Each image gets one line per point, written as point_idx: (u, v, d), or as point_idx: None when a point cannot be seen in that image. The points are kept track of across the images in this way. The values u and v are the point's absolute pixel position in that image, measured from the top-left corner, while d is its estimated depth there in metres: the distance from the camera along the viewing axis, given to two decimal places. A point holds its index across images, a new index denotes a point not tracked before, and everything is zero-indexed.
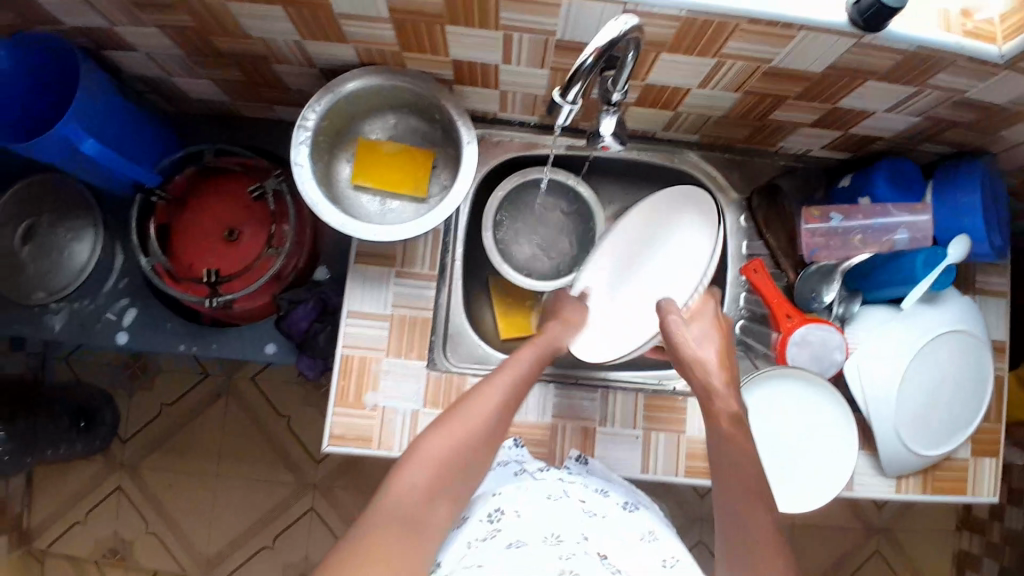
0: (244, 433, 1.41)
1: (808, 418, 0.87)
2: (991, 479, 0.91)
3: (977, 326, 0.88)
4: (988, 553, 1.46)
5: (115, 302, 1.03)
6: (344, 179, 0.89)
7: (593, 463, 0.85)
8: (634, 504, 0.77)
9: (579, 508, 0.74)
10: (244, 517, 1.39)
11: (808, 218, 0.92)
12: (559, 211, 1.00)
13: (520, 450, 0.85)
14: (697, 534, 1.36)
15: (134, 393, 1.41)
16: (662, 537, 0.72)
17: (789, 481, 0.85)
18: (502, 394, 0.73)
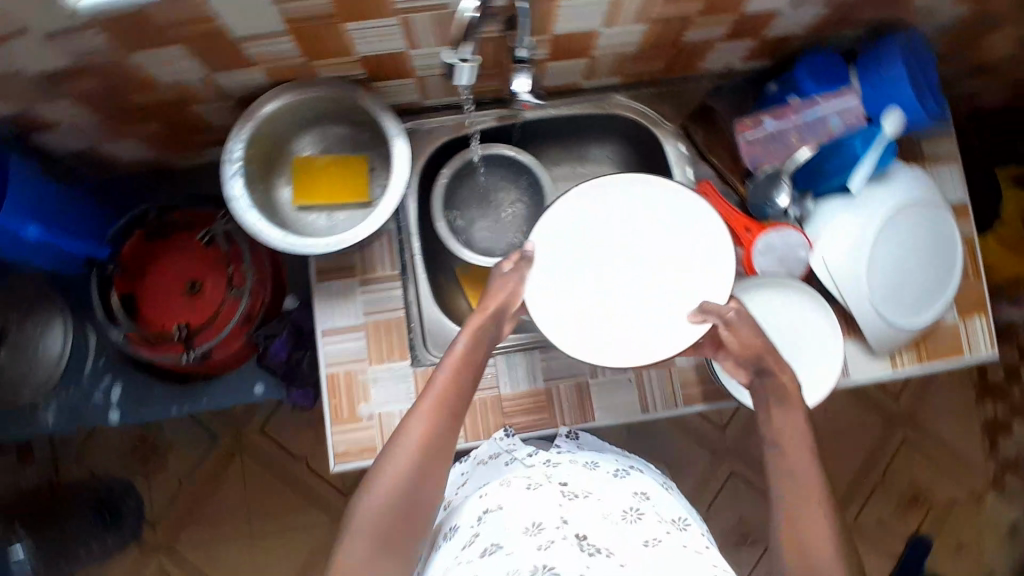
0: (266, 484, 1.41)
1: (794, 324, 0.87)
2: (984, 336, 0.92)
3: (930, 192, 0.89)
4: (1014, 416, 1.49)
5: (100, 380, 1.02)
6: (287, 202, 0.89)
7: (583, 436, 0.86)
8: (625, 469, 0.80)
9: (560, 491, 0.71)
10: (286, 565, 1.39)
11: (742, 128, 0.91)
12: (507, 184, 1.00)
13: (513, 439, 0.85)
14: (729, 468, 1.37)
15: (149, 475, 1.41)
16: (656, 497, 0.76)
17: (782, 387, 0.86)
18: (434, 417, 0.71)
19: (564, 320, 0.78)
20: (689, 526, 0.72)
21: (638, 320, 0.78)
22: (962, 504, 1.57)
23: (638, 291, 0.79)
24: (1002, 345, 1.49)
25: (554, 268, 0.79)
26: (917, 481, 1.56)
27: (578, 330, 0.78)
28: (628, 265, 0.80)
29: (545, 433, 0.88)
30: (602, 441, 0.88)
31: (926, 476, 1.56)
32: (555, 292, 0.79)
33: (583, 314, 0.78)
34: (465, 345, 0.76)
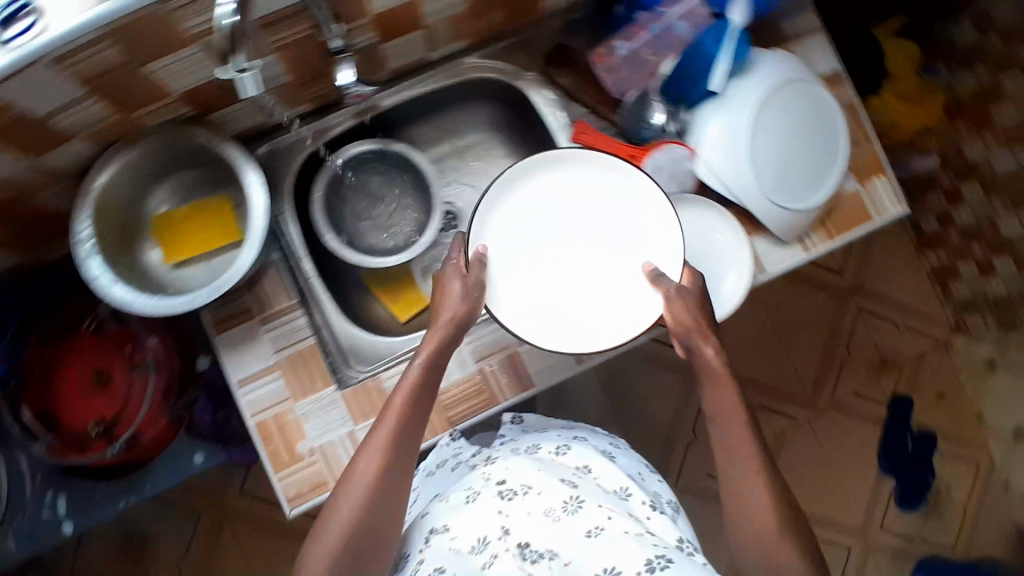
0: (263, 539, 1.39)
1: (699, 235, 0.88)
2: (889, 194, 0.92)
3: (802, 69, 0.86)
4: (957, 258, 1.52)
5: (44, 498, 0.97)
6: (159, 264, 0.85)
7: (526, 418, 0.97)
8: (564, 445, 0.87)
9: (498, 493, 0.74)
10: None
11: (598, 60, 0.88)
12: (387, 178, 0.95)
13: (459, 443, 0.88)
14: None
15: (145, 567, 1.38)
16: (596, 468, 0.83)
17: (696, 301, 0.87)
18: (384, 454, 0.68)
19: (535, 312, 0.80)
20: (630, 497, 0.80)
21: (608, 308, 0.80)
22: (929, 353, 1.62)
23: (608, 278, 0.80)
24: (929, 195, 1.51)
25: (522, 260, 0.81)
26: (881, 343, 1.61)
27: (547, 322, 0.79)
28: (596, 250, 0.81)
29: (493, 410, 0.88)
30: (547, 418, 0.98)
31: (889, 337, 1.61)
32: (522, 289, 0.80)
33: (552, 306, 0.80)
34: (424, 356, 0.74)
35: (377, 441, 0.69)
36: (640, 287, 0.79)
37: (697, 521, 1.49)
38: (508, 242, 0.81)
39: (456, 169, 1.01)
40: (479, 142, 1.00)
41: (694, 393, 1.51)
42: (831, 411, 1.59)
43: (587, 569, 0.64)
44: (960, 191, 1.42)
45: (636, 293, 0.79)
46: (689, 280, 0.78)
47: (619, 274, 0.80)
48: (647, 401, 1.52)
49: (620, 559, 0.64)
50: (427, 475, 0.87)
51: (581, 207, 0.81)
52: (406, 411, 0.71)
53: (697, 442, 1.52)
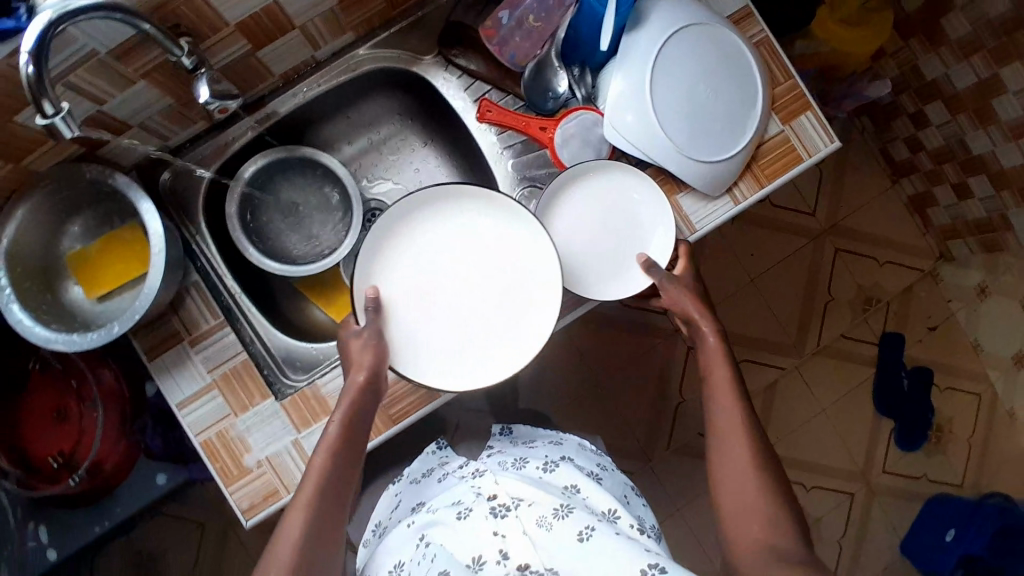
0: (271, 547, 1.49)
1: (608, 205, 0.84)
2: (817, 130, 0.87)
3: (701, 10, 0.82)
4: (932, 184, 1.46)
5: (28, 528, 0.99)
6: (84, 299, 0.86)
7: (515, 429, 0.97)
8: (552, 462, 0.85)
9: (490, 508, 0.74)
10: None
11: (486, 34, 0.85)
12: (300, 183, 0.95)
13: (444, 451, 0.93)
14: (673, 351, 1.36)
15: None
16: (585, 489, 0.81)
17: (594, 282, 0.83)
18: (308, 519, 0.67)
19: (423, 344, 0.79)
20: (618, 520, 0.77)
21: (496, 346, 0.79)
22: (916, 285, 1.57)
23: (499, 308, 0.80)
24: (895, 120, 1.44)
25: (412, 297, 0.80)
26: (864, 282, 1.56)
27: (432, 353, 0.78)
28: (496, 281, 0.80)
29: (432, 406, 0.85)
30: (535, 428, 0.98)
31: (873, 274, 1.56)
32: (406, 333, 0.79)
33: (436, 348, 0.79)
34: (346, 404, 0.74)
35: (301, 505, 0.68)
36: (527, 322, 0.79)
37: (694, 481, 1.49)
38: (408, 263, 0.80)
39: (375, 165, 1.01)
40: (395, 133, 1.00)
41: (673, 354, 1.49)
42: (818, 357, 1.55)
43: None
44: (925, 112, 1.35)
45: (524, 337, 0.79)
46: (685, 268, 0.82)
47: (492, 311, 0.80)
48: (629, 369, 1.50)
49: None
50: (413, 481, 0.90)
51: (462, 241, 0.81)
52: (332, 474, 0.71)
53: (685, 404, 1.50)
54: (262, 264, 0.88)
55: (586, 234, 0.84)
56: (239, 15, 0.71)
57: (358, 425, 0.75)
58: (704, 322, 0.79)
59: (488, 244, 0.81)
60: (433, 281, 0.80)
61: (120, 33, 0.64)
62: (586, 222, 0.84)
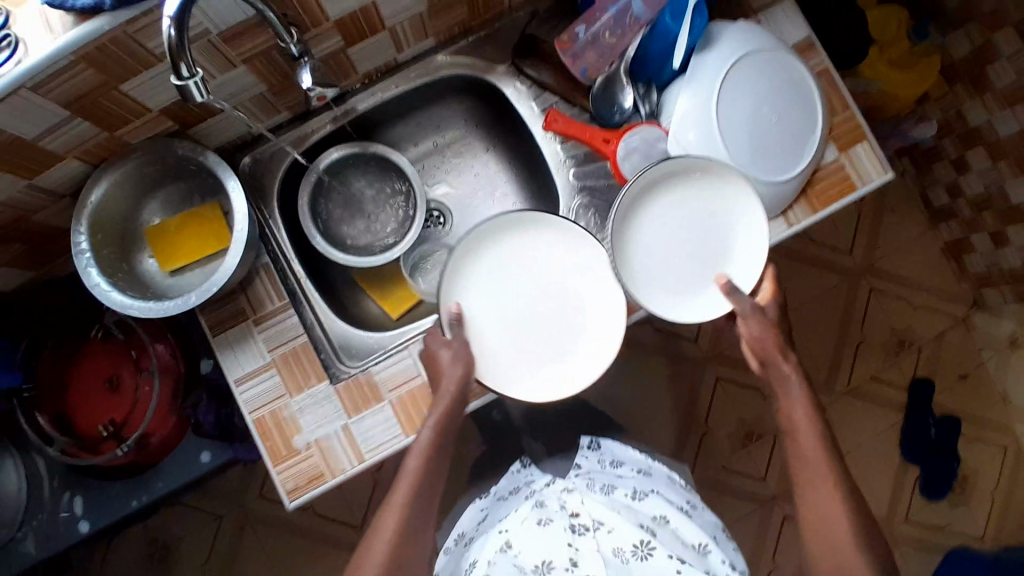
0: (287, 545, 1.49)
1: (696, 217, 0.80)
2: (872, 160, 0.90)
3: (768, 38, 0.86)
4: (970, 231, 1.48)
5: (61, 499, 0.99)
6: (156, 272, 0.90)
7: (604, 444, 1.02)
8: (642, 491, 0.89)
9: (570, 526, 0.81)
10: None
11: (561, 46, 0.89)
12: (368, 178, 0.99)
13: (528, 469, 1.01)
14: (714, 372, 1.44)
15: None
16: (674, 520, 0.85)
17: (661, 293, 0.79)
18: (402, 511, 0.75)
19: (496, 357, 0.77)
20: (708, 555, 0.81)
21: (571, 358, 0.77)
22: (950, 332, 1.57)
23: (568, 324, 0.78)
24: (936, 166, 1.47)
25: (500, 308, 0.78)
26: (897, 324, 1.56)
27: (523, 367, 0.77)
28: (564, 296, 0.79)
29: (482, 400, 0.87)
30: (625, 446, 1.03)
31: (906, 317, 1.56)
32: (500, 342, 0.78)
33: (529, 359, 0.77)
34: (439, 413, 0.78)
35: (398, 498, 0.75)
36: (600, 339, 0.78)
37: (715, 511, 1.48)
38: (496, 273, 0.78)
39: (438, 167, 1.05)
40: (460, 137, 1.04)
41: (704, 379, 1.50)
42: (847, 394, 1.55)
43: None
44: (967, 160, 1.38)
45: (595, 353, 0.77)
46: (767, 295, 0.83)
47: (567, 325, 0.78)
48: (657, 391, 1.50)
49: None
50: (500, 497, 0.97)
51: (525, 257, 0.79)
52: (422, 472, 0.77)
53: (711, 434, 1.50)
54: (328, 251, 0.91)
55: (666, 241, 0.80)
56: (341, 12, 0.76)
57: (446, 433, 0.78)
58: (785, 358, 0.80)
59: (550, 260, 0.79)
60: (505, 293, 0.78)
61: (237, 15, 0.69)
62: (670, 229, 0.80)
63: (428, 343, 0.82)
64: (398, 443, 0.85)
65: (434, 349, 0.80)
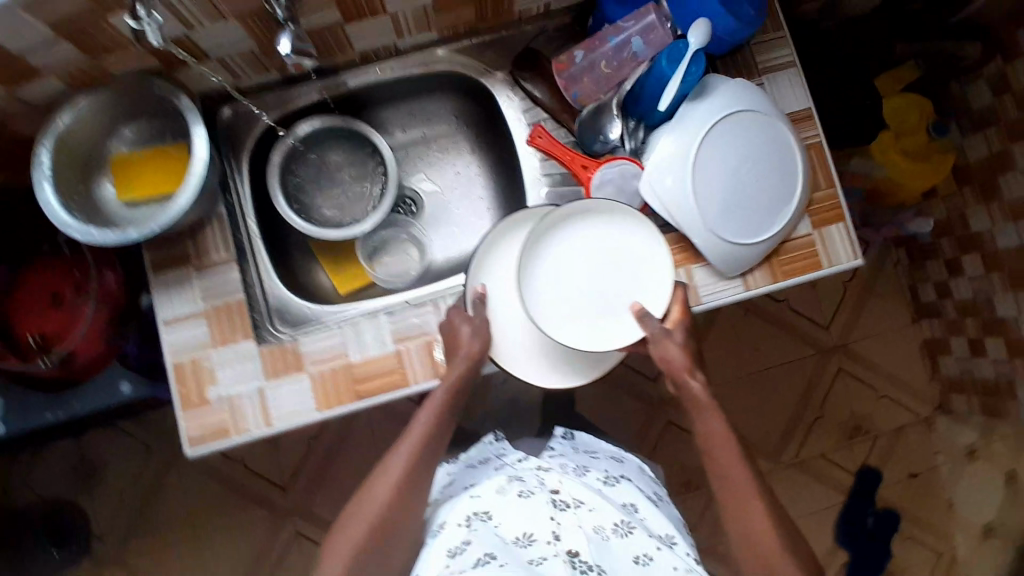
0: (213, 491, 1.50)
1: (604, 251, 0.80)
2: (843, 243, 0.88)
3: (764, 102, 0.84)
4: (950, 332, 1.45)
5: None
6: (112, 199, 0.90)
7: (576, 437, 1.03)
8: (614, 478, 0.93)
9: (552, 501, 0.81)
10: (230, 568, 1.49)
11: (558, 67, 0.89)
12: (345, 153, 0.98)
13: (500, 443, 0.99)
14: (666, 416, 1.49)
15: (93, 493, 1.50)
16: (643, 510, 0.88)
17: (572, 328, 0.79)
18: (408, 464, 0.83)
19: (502, 336, 0.86)
20: (675, 546, 0.84)
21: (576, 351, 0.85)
22: (908, 427, 1.55)
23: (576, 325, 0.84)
24: (930, 263, 1.44)
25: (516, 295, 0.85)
26: (856, 408, 1.54)
27: (528, 350, 0.85)
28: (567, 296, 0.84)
29: (401, 395, 0.87)
30: (595, 440, 1.04)
31: (868, 404, 1.54)
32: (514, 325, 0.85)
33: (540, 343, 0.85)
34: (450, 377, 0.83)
35: (403, 451, 0.84)
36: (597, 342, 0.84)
37: None
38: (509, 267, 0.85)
39: (421, 158, 1.04)
40: (448, 133, 1.03)
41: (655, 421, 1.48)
42: (791, 467, 1.53)
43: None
44: (960, 262, 1.35)
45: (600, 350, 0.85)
46: (676, 319, 0.83)
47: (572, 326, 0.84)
48: (607, 422, 1.49)
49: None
50: (470, 466, 0.96)
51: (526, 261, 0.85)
52: (432, 432, 0.85)
53: None
54: (285, 216, 0.90)
55: (574, 276, 0.80)
56: None
57: (452, 400, 0.85)
58: (694, 378, 0.85)
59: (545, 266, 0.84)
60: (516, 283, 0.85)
61: None
62: (578, 264, 0.80)
63: (446, 320, 0.86)
64: (308, 416, 0.85)
65: (455, 324, 0.84)
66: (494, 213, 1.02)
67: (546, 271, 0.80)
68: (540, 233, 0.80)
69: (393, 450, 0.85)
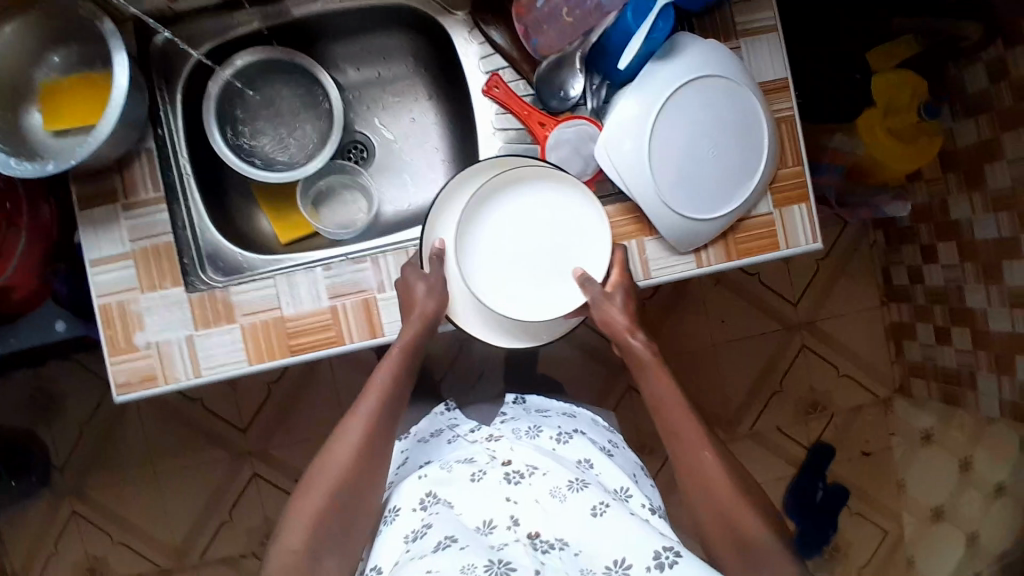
0: (167, 428, 1.39)
1: (546, 218, 0.82)
2: (804, 225, 0.84)
3: (733, 66, 0.79)
4: (918, 318, 1.43)
5: None
6: (38, 127, 0.83)
7: (529, 399, 1.01)
8: (566, 433, 0.89)
9: (505, 476, 0.80)
10: (195, 499, 1.40)
11: (518, 11, 0.82)
12: (291, 92, 0.93)
13: (451, 413, 0.99)
14: (626, 383, 1.42)
15: (51, 421, 1.39)
16: (598, 465, 0.85)
17: (513, 292, 0.82)
18: (372, 417, 0.79)
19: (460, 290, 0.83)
20: (629, 498, 0.81)
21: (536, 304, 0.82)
22: (866, 408, 1.55)
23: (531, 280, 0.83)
24: (906, 247, 1.41)
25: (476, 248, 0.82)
26: (818, 387, 1.53)
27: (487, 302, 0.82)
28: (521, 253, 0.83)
29: (336, 352, 0.84)
30: (548, 400, 1.02)
31: (829, 382, 1.53)
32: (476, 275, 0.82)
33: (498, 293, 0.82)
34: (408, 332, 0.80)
35: (365, 408, 0.80)
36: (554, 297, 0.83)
37: None
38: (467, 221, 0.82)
39: (374, 101, 0.98)
40: (404, 76, 0.97)
41: (629, 378, 1.41)
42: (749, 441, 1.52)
43: (598, 560, 0.70)
44: (937, 249, 1.31)
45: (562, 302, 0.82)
46: (616, 281, 0.81)
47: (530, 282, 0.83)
48: (581, 383, 1.41)
49: (631, 553, 0.69)
50: (421, 440, 0.93)
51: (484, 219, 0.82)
52: (391, 388, 0.81)
53: None
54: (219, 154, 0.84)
55: (517, 242, 0.82)
56: None
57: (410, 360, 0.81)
58: (636, 338, 0.82)
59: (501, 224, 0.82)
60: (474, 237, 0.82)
61: None
62: (521, 230, 0.82)
63: (403, 278, 0.82)
64: (239, 369, 0.83)
65: (411, 281, 0.81)
66: (447, 166, 0.98)
67: (488, 240, 0.82)
68: (483, 198, 0.82)
69: (354, 409, 0.81)
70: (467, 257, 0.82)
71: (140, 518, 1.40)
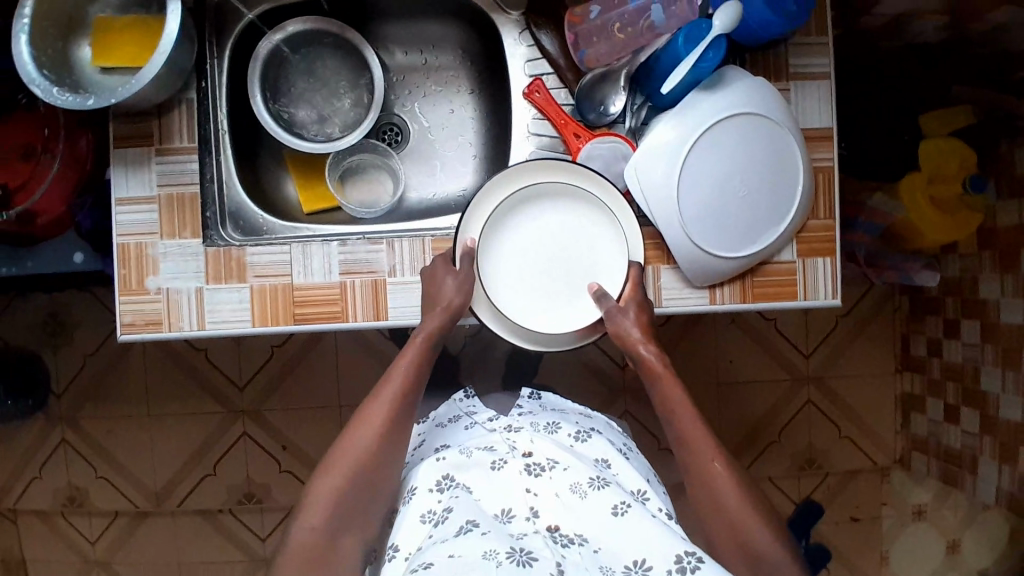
0: (167, 375, 1.42)
1: (567, 234, 0.83)
2: (825, 279, 0.83)
3: (777, 108, 0.78)
4: (930, 392, 1.40)
5: None
6: (85, 61, 0.85)
7: (545, 396, 0.95)
8: (585, 431, 0.86)
9: (525, 467, 0.77)
10: (176, 454, 1.42)
11: (571, 19, 0.83)
12: (336, 65, 0.95)
13: (471, 401, 0.93)
14: (624, 406, 1.40)
15: (58, 348, 1.42)
16: (615, 464, 0.82)
17: (526, 304, 0.82)
18: (391, 407, 0.77)
19: (483, 292, 0.82)
20: (647, 500, 0.77)
21: (560, 314, 0.82)
22: (863, 474, 1.51)
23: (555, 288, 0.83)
24: (929, 318, 1.38)
25: (502, 257, 0.83)
26: (817, 443, 1.50)
27: (508, 309, 0.81)
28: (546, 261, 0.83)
29: (337, 327, 0.84)
30: (564, 400, 0.97)
31: (829, 441, 1.50)
32: (503, 283, 0.82)
33: (522, 301, 0.82)
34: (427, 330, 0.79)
35: (384, 397, 0.78)
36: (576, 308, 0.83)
37: None
38: (495, 228, 0.82)
39: (416, 87, 0.99)
40: (449, 66, 0.98)
41: (623, 408, 1.40)
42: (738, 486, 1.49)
43: (618, 559, 0.67)
44: (960, 325, 1.28)
45: (581, 313, 0.82)
46: (628, 296, 0.80)
47: (554, 292, 0.82)
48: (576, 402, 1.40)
49: (652, 555, 0.66)
50: (438, 424, 0.90)
51: (512, 228, 0.82)
52: (412, 378, 0.80)
53: None
54: (258, 116, 0.86)
55: (540, 253, 0.83)
56: None
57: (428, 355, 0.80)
58: (646, 348, 0.80)
59: (527, 234, 0.83)
60: (501, 246, 0.82)
61: None
62: (544, 243, 0.83)
63: (425, 273, 0.82)
64: (242, 328, 0.84)
65: (432, 275, 0.80)
66: (478, 162, 0.98)
67: (512, 250, 0.83)
68: (505, 210, 0.82)
69: (371, 400, 0.78)
70: (483, 265, 0.82)
71: (124, 458, 1.43)
